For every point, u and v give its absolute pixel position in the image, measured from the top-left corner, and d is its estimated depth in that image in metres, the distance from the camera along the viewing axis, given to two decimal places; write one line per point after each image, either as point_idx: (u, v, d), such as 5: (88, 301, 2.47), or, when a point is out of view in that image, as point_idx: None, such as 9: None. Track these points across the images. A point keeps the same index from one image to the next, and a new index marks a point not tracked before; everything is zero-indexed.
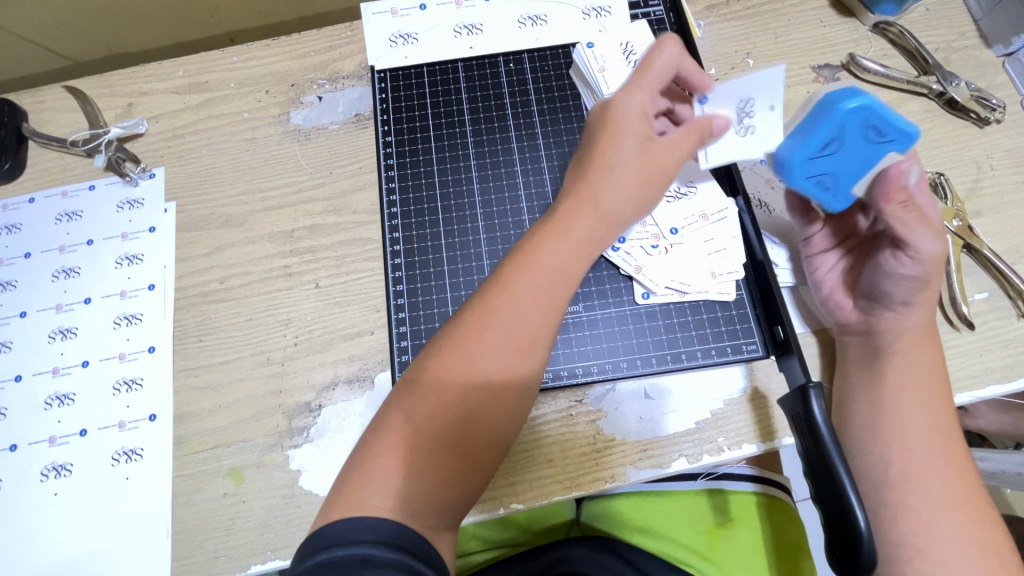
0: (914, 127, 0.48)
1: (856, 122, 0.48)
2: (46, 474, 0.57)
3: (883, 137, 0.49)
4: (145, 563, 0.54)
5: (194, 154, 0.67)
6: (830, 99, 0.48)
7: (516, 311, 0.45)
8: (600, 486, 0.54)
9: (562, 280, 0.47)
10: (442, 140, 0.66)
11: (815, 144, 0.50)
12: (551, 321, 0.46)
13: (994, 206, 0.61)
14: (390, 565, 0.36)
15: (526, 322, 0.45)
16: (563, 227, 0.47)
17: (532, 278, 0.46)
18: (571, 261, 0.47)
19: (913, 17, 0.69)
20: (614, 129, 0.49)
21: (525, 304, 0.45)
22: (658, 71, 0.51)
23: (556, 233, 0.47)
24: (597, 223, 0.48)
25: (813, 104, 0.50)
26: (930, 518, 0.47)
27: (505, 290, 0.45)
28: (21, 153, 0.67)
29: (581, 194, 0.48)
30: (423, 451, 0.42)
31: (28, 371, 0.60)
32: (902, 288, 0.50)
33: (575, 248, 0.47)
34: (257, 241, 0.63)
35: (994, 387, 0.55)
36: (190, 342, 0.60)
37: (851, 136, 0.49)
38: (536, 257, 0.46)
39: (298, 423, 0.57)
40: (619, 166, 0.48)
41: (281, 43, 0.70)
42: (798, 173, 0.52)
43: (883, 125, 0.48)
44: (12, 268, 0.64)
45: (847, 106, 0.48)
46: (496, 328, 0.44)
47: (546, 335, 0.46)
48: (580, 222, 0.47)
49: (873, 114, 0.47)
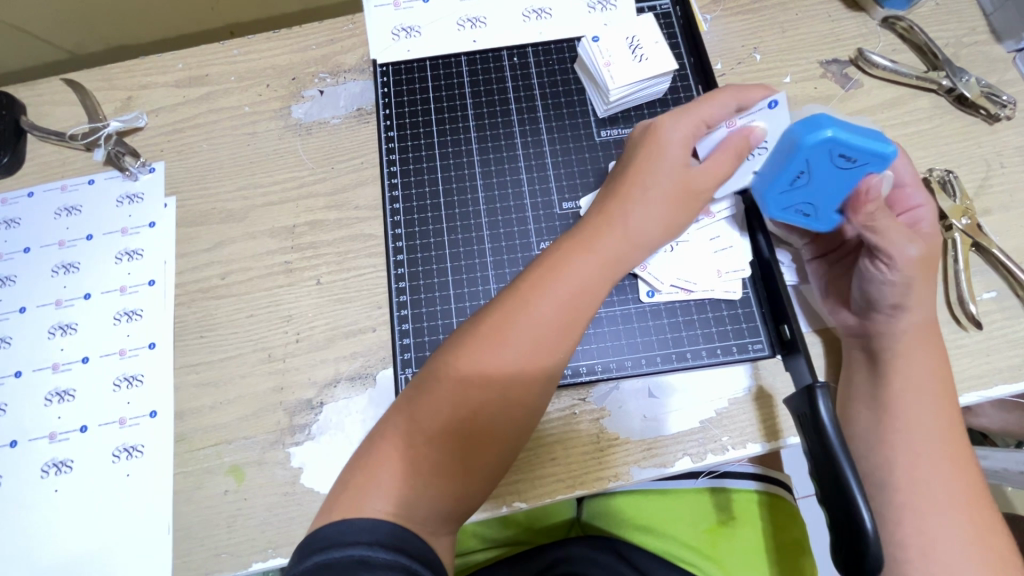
0: (887, 148, 0.46)
1: (822, 153, 0.48)
2: (46, 471, 0.57)
3: (854, 161, 0.48)
4: (145, 561, 0.53)
5: (194, 148, 0.66)
6: (792, 135, 0.48)
7: (535, 326, 0.44)
8: (603, 486, 0.53)
9: (582, 297, 0.46)
10: (445, 136, 0.65)
11: (784, 180, 0.51)
12: (568, 342, 0.45)
13: (1003, 204, 0.60)
14: (387, 566, 0.36)
15: (546, 339, 0.44)
16: (590, 244, 0.47)
17: (553, 291, 0.45)
18: (595, 280, 0.46)
19: (923, 11, 0.68)
20: (655, 153, 0.50)
21: (546, 320, 0.44)
22: (710, 105, 0.51)
23: (584, 249, 0.47)
24: (623, 244, 0.48)
25: (784, 136, 0.49)
26: (934, 520, 0.47)
27: (525, 301, 0.45)
28: (20, 147, 0.67)
29: (611, 215, 0.49)
30: (431, 460, 0.42)
31: (27, 367, 0.60)
32: (885, 295, 0.50)
33: (600, 267, 0.47)
34: (258, 236, 0.62)
35: (1002, 387, 0.55)
36: (190, 338, 0.60)
37: (819, 168, 0.49)
38: (558, 270, 0.46)
39: (298, 420, 0.56)
40: (651, 189, 0.49)
41: (282, 36, 0.69)
42: (774, 206, 0.54)
43: (851, 151, 0.47)
44: (12, 262, 0.63)
45: (810, 142, 0.47)
46: (515, 341, 0.44)
47: (563, 350, 0.45)
48: (608, 242, 0.48)
49: (839, 144, 0.47)
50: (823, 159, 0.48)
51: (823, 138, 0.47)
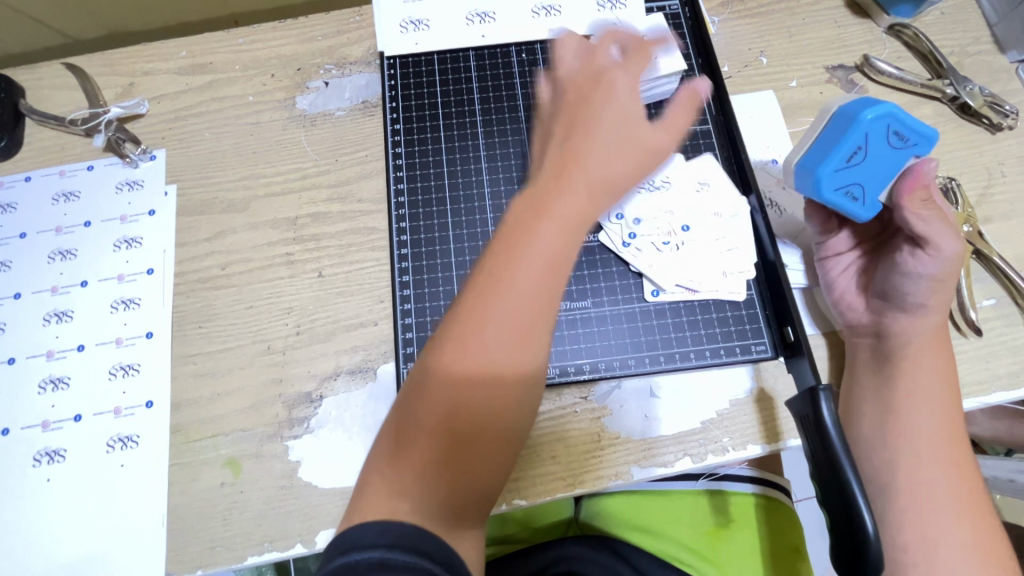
0: (932, 129, 0.49)
1: (879, 128, 0.49)
2: (38, 460, 0.56)
3: (906, 142, 0.50)
4: (138, 554, 0.53)
5: (196, 136, 0.65)
6: (850, 112, 0.50)
7: (509, 298, 0.42)
8: (602, 484, 0.53)
9: (555, 258, 0.43)
10: (451, 130, 0.65)
11: (841, 155, 0.50)
12: (548, 308, 0.43)
13: (1004, 213, 0.61)
14: (409, 568, 0.36)
15: (532, 325, 0.42)
16: (552, 198, 0.44)
17: (525, 260, 0.42)
18: (561, 232, 0.43)
19: (928, 20, 0.68)
20: (600, 106, 0.49)
21: (522, 292, 0.42)
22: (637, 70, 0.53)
23: (546, 207, 0.43)
24: (590, 195, 0.44)
25: (839, 116, 0.51)
26: (933, 525, 0.47)
27: (497, 280, 0.42)
28: (18, 130, 0.66)
29: (567, 165, 0.45)
30: (431, 463, 0.42)
31: (21, 354, 0.59)
32: (922, 289, 0.51)
33: (566, 219, 0.43)
34: (260, 227, 0.62)
35: (1000, 394, 0.55)
36: (189, 328, 0.59)
37: (875, 146, 0.50)
38: (525, 234, 0.43)
39: (298, 413, 0.56)
40: (607, 140, 0.46)
41: (288, 27, 0.69)
42: (827, 184, 0.52)
43: (905, 131, 0.49)
44: (7, 248, 0.62)
45: (869, 115, 0.49)
46: (494, 320, 0.41)
47: (546, 315, 0.43)
48: (569, 195, 0.44)
49: (896, 120, 0.49)
50: (880, 136, 0.50)
51: (883, 112, 0.49)
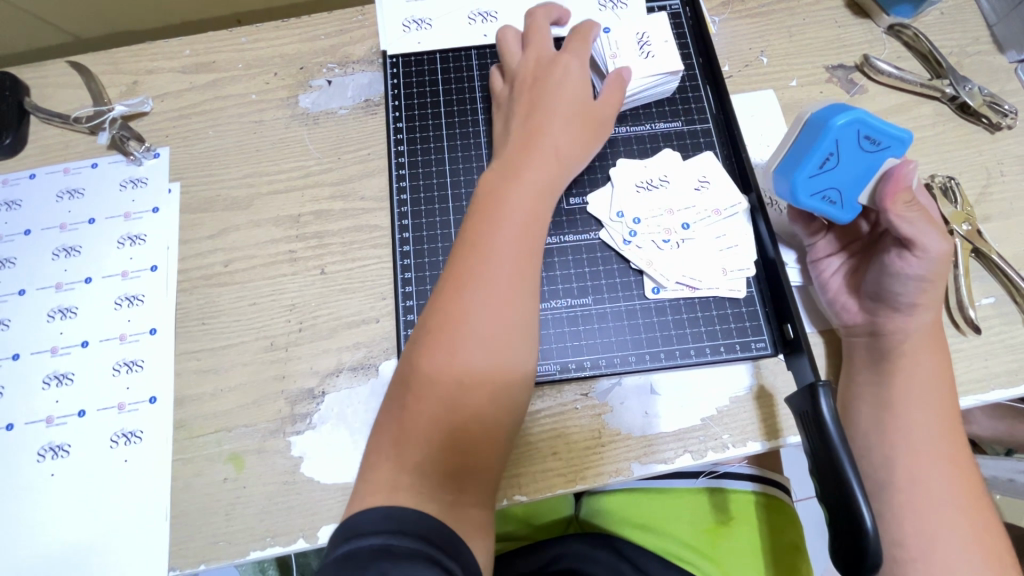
0: (905, 132, 0.50)
1: (849, 135, 0.50)
2: (42, 455, 0.56)
3: (878, 145, 0.50)
4: (141, 548, 0.53)
5: (200, 134, 0.66)
6: (820, 119, 0.50)
7: (491, 268, 0.46)
8: (602, 480, 0.54)
9: (528, 229, 0.49)
10: (453, 128, 0.65)
11: (814, 162, 0.51)
12: (526, 280, 0.48)
13: (1003, 212, 0.61)
14: (412, 554, 0.36)
15: (510, 305, 0.46)
16: (518, 173, 0.51)
17: (500, 233, 0.48)
18: (530, 202, 0.50)
19: (928, 20, 0.69)
20: (553, 87, 0.55)
21: (502, 267, 0.46)
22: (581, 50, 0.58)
23: (514, 182, 0.50)
24: (552, 170, 0.52)
25: (809, 124, 0.51)
26: (930, 521, 0.48)
27: (477, 258, 0.47)
28: (23, 129, 0.66)
29: (529, 144, 0.53)
30: (431, 458, 0.42)
31: (26, 350, 0.59)
32: (911, 289, 0.51)
33: (533, 189, 0.50)
34: (263, 224, 0.62)
35: (999, 392, 0.55)
36: (192, 325, 0.59)
37: (847, 151, 0.50)
38: (497, 211, 0.49)
39: (300, 409, 0.56)
40: (563, 117, 0.54)
41: (292, 26, 0.69)
42: (802, 192, 0.52)
43: (876, 134, 0.50)
44: (12, 245, 0.63)
45: (837, 123, 0.49)
46: (477, 297, 0.45)
47: (527, 287, 0.48)
48: (533, 171, 0.51)
49: (864, 125, 0.49)
50: (851, 141, 0.50)
51: (849, 120, 0.49)
